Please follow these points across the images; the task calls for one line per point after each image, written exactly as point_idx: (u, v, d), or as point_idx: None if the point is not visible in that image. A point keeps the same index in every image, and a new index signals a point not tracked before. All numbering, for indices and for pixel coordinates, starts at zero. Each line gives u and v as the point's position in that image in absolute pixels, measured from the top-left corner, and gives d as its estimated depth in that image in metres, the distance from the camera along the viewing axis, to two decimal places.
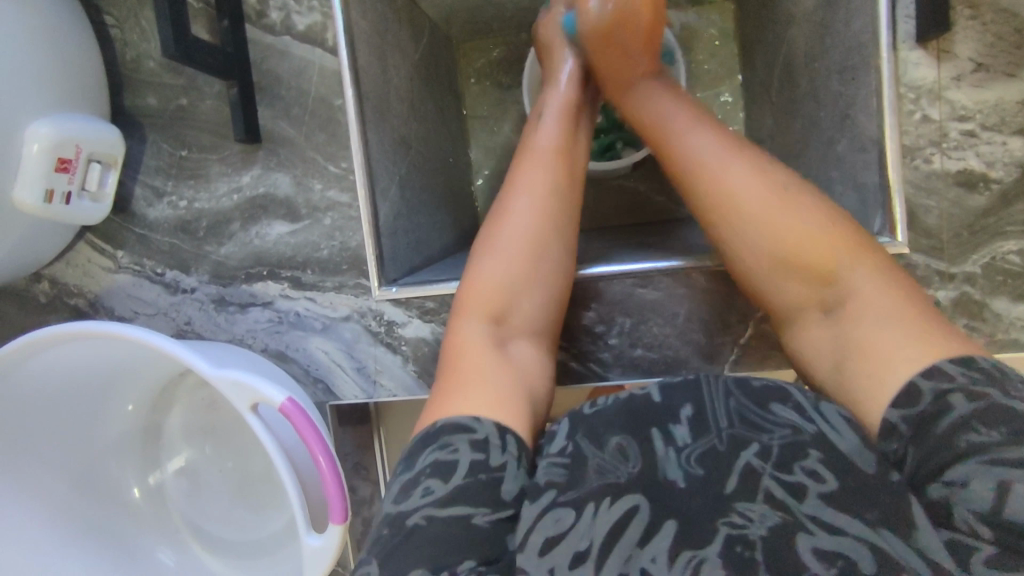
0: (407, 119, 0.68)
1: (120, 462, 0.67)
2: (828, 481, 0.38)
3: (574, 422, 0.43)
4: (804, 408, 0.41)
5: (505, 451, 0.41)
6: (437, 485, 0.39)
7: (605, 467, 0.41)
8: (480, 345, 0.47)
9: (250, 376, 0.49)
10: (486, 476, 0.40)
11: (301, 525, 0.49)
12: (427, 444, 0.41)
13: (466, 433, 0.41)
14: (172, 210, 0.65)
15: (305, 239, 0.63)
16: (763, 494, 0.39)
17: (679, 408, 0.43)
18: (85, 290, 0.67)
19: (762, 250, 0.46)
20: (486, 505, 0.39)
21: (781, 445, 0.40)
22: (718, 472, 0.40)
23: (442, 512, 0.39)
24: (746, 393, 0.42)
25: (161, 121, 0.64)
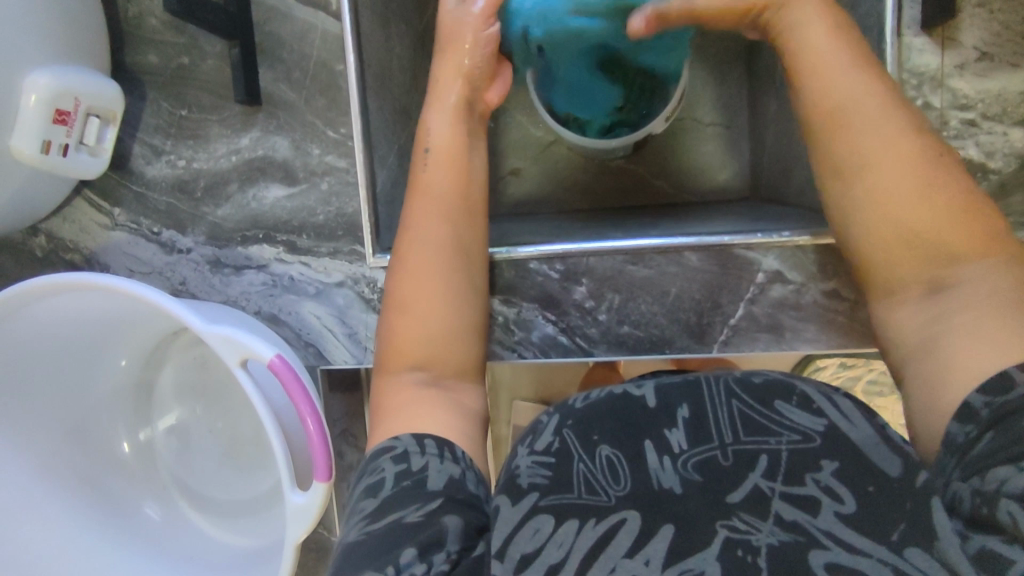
0: (409, 89, 0.68)
1: (111, 417, 0.67)
2: (846, 500, 0.35)
3: (563, 420, 0.43)
4: (810, 401, 0.40)
5: (422, 454, 0.42)
6: (369, 503, 0.40)
7: (592, 480, 0.40)
8: (404, 387, 0.48)
9: (241, 332, 0.49)
10: (411, 481, 0.40)
11: (286, 481, 0.49)
12: (361, 472, 0.43)
13: (386, 453, 0.43)
14: (170, 169, 0.65)
15: (301, 204, 0.63)
16: (772, 517, 0.36)
17: (676, 409, 0.42)
18: (81, 246, 0.68)
19: (876, 201, 0.43)
20: (415, 502, 0.39)
21: (789, 452, 0.38)
22: (722, 484, 0.38)
23: (376, 524, 0.39)
24: (748, 392, 0.41)
25: (161, 80, 0.64)
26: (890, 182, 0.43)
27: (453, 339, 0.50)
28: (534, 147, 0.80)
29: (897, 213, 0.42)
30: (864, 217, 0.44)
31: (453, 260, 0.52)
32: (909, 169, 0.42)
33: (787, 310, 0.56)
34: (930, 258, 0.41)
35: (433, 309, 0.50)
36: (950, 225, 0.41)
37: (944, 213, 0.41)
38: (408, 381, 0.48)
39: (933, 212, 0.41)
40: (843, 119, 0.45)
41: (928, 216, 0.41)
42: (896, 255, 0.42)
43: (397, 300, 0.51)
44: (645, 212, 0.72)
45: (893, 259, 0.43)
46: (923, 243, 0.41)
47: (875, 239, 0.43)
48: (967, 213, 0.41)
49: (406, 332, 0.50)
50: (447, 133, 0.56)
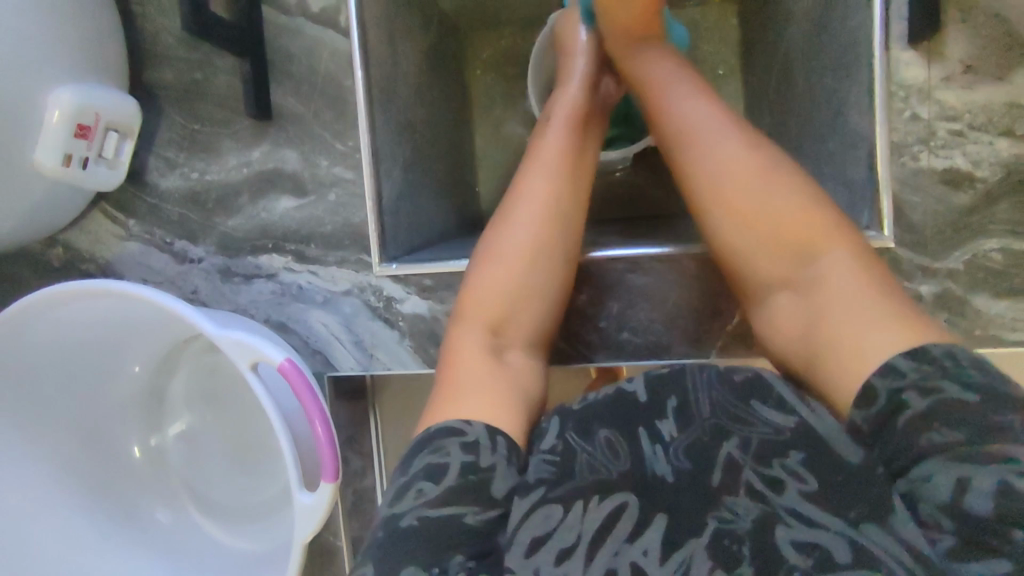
0: (414, 104, 0.71)
1: (123, 423, 0.69)
2: (811, 480, 0.38)
3: (563, 422, 0.44)
4: (785, 402, 0.41)
5: (494, 453, 0.40)
6: (429, 488, 0.39)
7: (595, 463, 0.42)
8: (476, 354, 0.47)
9: (252, 337, 0.51)
10: (477, 477, 0.39)
11: (293, 482, 0.50)
12: (418, 450, 0.41)
13: (456, 437, 0.41)
14: (183, 182, 0.67)
15: (310, 214, 0.65)
16: (742, 486, 0.39)
17: (665, 401, 0.44)
18: (96, 256, 0.70)
19: (739, 227, 0.47)
20: (474, 505, 0.39)
21: (760, 441, 0.40)
22: (705, 462, 0.41)
23: (433, 512, 0.38)
24: (726, 386, 0.43)
25: (176, 96, 0.67)
26: (747, 203, 0.46)
27: (528, 310, 0.50)
28: None
29: (769, 221, 0.45)
30: (741, 240, 0.47)
31: (562, 233, 0.52)
32: (751, 171, 0.46)
33: None
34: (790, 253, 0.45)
35: (515, 277, 0.50)
36: (807, 223, 0.44)
37: (802, 209, 0.45)
38: (477, 342, 0.48)
39: (792, 219, 0.44)
40: (691, 150, 0.49)
41: (787, 215, 0.45)
42: (761, 258, 0.46)
43: (484, 257, 0.51)
44: (644, 223, 0.74)
45: (767, 267, 0.46)
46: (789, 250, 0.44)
47: (746, 252, 0.47)
48: (818, 213, 0.45)
49: (480, 292, 0.50)
50: (563, 127, 0.56)
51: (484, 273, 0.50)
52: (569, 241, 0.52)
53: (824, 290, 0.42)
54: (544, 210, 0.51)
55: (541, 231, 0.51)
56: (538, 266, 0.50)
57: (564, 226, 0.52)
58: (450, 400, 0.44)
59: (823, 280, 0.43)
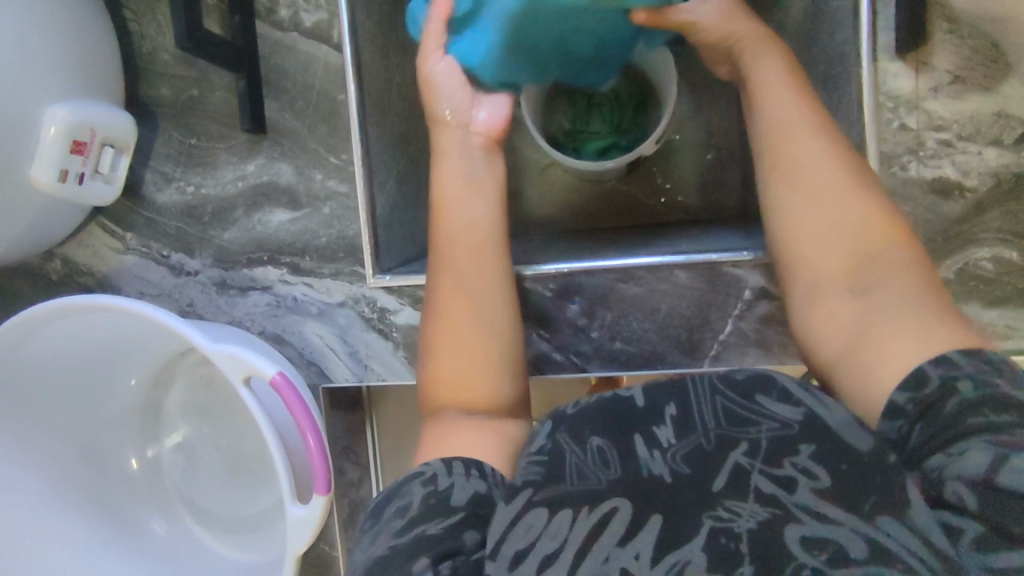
0: (408, 117, 0.71)
1: (119, 435, 0.69)
2: (820, 476, 0.37)
3: (556, 424, 0.44)
4: (790, 394, 0.41)
5: (450, 474, 0.42)
6: (395, 522, 0.40)
7: (584, 469, 0.41)
8: (447, 420, 0.48)
9: (244, 350, 0.51)
10: (437, 499, 0.40)
11: (286, 495, 0.51)
12: (383, 497, 0.43)
13: (415, 476, 0.42)
14: (179, 195, 0.68)
15: (305, 226, 0.65)
16: (752, 491, 0.38)
17: (662, 407, 0.43)
18: (94, 270, 0.70)
19: (799, 228, 0.45)
20: (439, 515, 0.39)
21: (768, 439, 0.40)
22: (706, 471, 0.40)
23: (402, 538, 0.39)
24: (730, 388, 0.43)
25: (173, 111, 0.68)
26: (815, 191, 0.45)
27: (495, 360, 0.50)
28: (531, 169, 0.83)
29: (835, 224, 0.44)
30: (790, 233, 0.46)
31: (490, 286, 0.54)
32: (834, 172, 0.45)
33: (774, 325, 0.57)
34: (847, 257, 0.43)
35: (459, 338, 0.51)
36: (864, 236, 0.43)
37: (870, 222, 0.43)
38: (442, 400, 0.49)
39: (860, 221, 0.43)
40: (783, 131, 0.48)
41: (854, 220, 0.43)
42: (814, 252, 0.44)
43: (432, 316, 0.53)
44: (636, 232, 0.75)
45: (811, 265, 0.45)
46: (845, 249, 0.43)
47: (811, 245, 0.45)
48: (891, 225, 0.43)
49: (441, 347, 0.51)
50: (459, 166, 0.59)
51: (444, 320, 0.52)
52: (503, 292, 0.54)
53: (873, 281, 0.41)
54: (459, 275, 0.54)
55: (466, 289, 0.53)
56: (489, 322, 0.52)
57: (491, 278, 0.54)
58: (420, 459, 0.46)
59: (875, 284, 0.41)
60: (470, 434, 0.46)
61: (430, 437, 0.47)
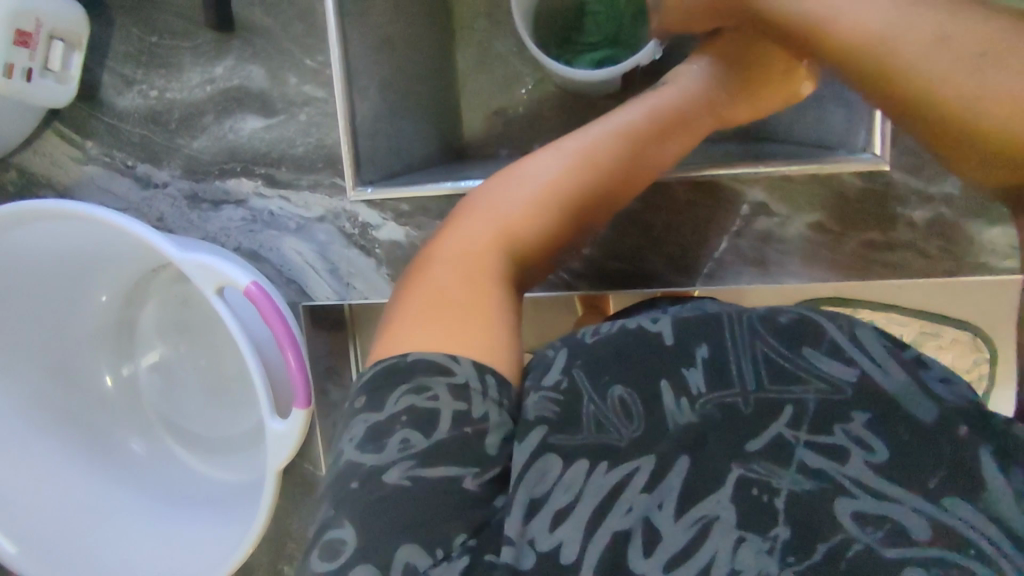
0: (391, 18, 0.66)
1: (93, 354, 0.67)
2: (875, 449, 0.34)
3: (571, 357, 0.39)
4: (841, 351, 0.38)
5: (484, 396, 0.36)
6: (416, 439, 0.35)
7: (603, 419, 0.37)
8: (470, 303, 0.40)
9: (214, 258, 0.47)
10: (472, 430, 0.35)
11: (265, 409, 0.49)
12: (398, 383, 0.37)
13: (443, 376, 0.36)
14: (142, 99, 0.63)
15: (280, 134, 0.61)
16: (795, 465, 0.35)
17: (694, 349, 0.39)
18: (53, 181, 0.66)
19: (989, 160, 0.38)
20: (473, 465, 0.34)
21: (816, 403, 0.36)
22: (741, 424, 0.36)
23: (424, 470, 0.34)
24: (772, 332, 0.39)
25: (129, 3, 0.61)
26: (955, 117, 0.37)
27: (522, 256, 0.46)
28: (522, 88, 0.81)
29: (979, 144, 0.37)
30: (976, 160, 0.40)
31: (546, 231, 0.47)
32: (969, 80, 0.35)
33: (772, 244, 0.56)
34: None
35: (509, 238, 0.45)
36: None
37: None
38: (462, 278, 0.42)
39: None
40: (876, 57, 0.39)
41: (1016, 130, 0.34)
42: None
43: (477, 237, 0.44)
44: None
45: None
46: (914, 94, 0.39)
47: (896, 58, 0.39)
48: None
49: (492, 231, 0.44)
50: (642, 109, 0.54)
51: (495, 206, 0.45)
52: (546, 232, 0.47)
53: (957, 79, 0.35)
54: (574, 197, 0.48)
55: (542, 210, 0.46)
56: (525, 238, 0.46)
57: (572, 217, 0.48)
58: (415, 328, 0.39)
59: None
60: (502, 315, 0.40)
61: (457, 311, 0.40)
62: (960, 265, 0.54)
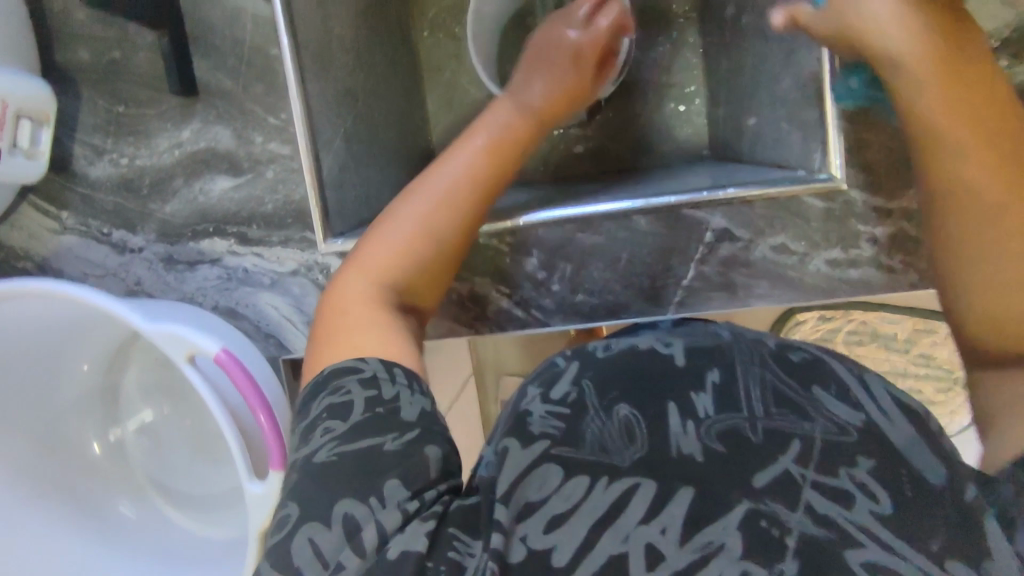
0: (353, 69, 0.68)
1: (77, 422, 0.67)
2: (882, 501, 0.34)
3: (581, 371, 0.43)
4: (847, 391, 0.39)
5: (393, 383, 0.41)
6: (335, 425, 0.39)
7: (605, 437, 0.37)
8: (364, 313, 0.46)
9: (184, 328, 0.49)
10: (384, 409, 0.39)
11: (243, 473, 0.49)
12: (320, 395, 0.41)
13: (353, 373, 0.41)
14: (113, 168, 0.64)
15: (249, 193, 0.62)
16: (802, 505, 0.34)
17: (705, 374, 0.41)
18: (31, 253, 0.67)
19: (979, 295, 0.42)
20: (391, 431, 0.38)
21: (823, 435, 0.36)
22: (743, 450, 0.36)
23: (350, 447, 0.37)
24: (786, 370, 0.41)
25: (95, 76, 0.63)
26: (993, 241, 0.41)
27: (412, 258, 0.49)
28: None
29: (1004, 287, 0.41)
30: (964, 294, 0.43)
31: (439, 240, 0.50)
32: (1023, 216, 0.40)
33: (738, 268, 0.56)
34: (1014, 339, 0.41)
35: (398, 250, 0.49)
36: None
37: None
38: (357, 287, 0.48)
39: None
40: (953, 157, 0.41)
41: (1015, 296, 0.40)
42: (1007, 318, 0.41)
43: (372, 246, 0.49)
44: (599, 179, 0.73)
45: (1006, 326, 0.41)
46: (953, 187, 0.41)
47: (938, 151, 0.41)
48: None
49: (381, 243, 0.49)
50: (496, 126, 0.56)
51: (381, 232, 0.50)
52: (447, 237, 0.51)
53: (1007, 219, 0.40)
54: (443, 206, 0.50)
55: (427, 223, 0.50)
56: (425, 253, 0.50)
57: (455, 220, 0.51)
58: (338, 346, 0.44)
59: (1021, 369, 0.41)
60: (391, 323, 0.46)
61: (352, 323, 0.46)
62: (926, 277, 0.54)
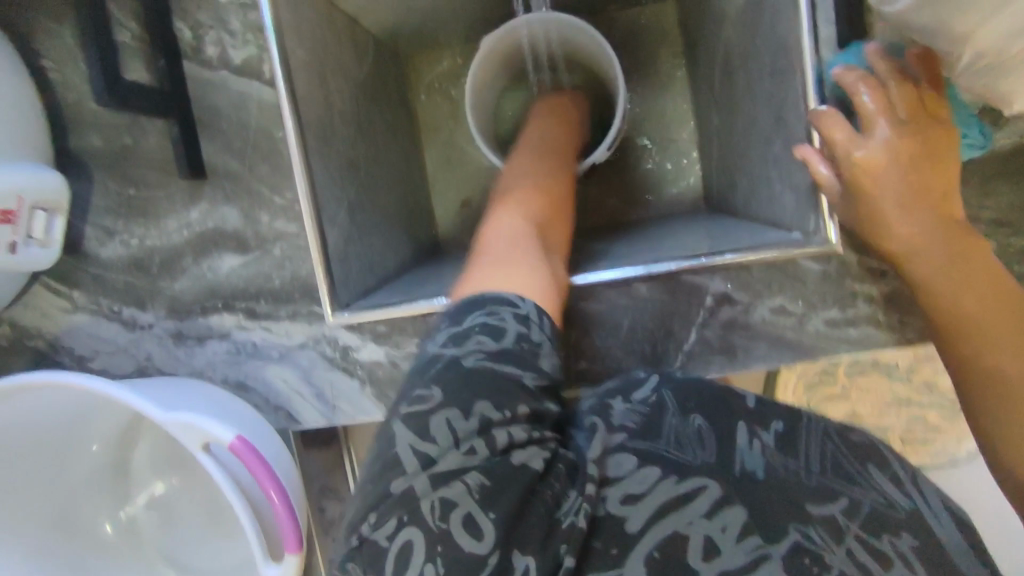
0: (355, 142, 0.70)
1: (89, 500, 0.68)
2: (917, 570, 0.38)
3: (661, 383, 0.47)
4: (900, 479, 0.44)
5: (542, 330, 0.40)
6: (488, 342, 0.38)
7: (680, 437, 0.42)
8: (495, 265, 0.45)
9: (198, 417, 0.49)
10: (529, 347, 0.39)
11: (258, 557, 0.50)
12: (476, 307, 0.40)
13: (511, 307, 0.40)
14: (124, 248, 0.66)
15: (257, 270, 0.64)
16: (844, 547, 0.38)
17: (771, 421, 0.45)
18: (43, 332, 0.68)
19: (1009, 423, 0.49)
20: (532, 369, 0.38)
21: (873, 507, 0.41)
22: (798, 484, 0.41)
23: (495, 364, 0.37)
24: (841, 442, 0.45)
25: (106, 161, 0.65)
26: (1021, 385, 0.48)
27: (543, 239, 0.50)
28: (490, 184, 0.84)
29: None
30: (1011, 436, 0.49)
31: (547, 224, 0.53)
32: None
33: (738, 331, 0.57)
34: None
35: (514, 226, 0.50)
36: None
37: None
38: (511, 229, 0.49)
39: None
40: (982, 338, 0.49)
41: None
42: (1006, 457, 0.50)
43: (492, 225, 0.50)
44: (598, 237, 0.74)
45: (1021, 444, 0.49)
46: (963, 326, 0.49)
47: (988, 345, 0.48)
48: None
49: (497, 230, 0.50)
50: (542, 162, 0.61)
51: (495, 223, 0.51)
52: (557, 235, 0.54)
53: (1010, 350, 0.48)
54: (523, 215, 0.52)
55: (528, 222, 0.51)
56: (523, 230, 0.50)
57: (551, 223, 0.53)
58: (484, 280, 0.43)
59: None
60: (531, 259, 0.46)
61: (502, 258, 0.45)
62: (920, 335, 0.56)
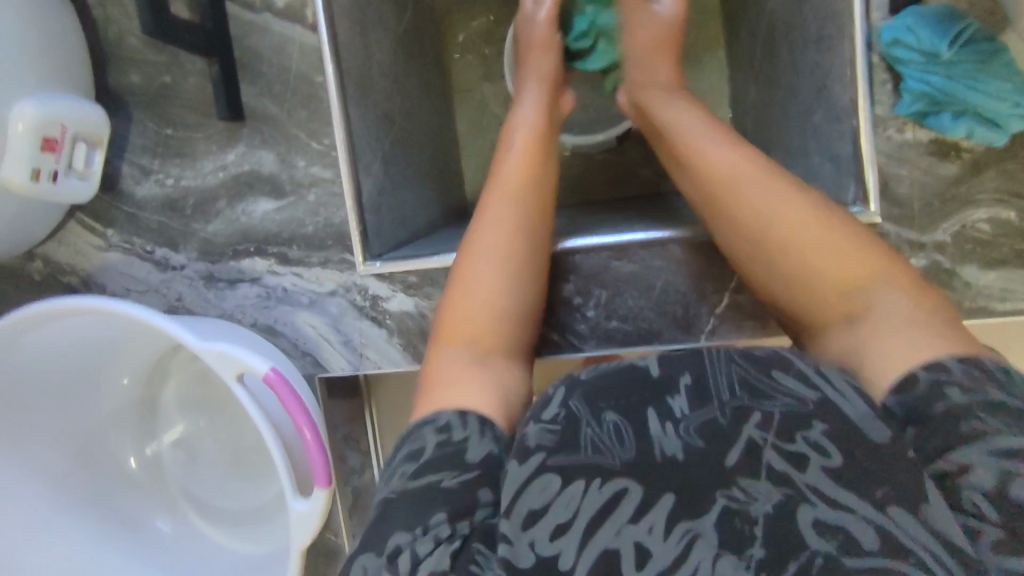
0: (391, 95, 0.70)
1: (117, 435, 0.69)
2: (832, 454, 0.38)
3: (569, 390, 0.43)
4: (807, 375, 0.41)
5: (465, 428, 0.42)
6: (409, 466, 0.41)
7: (599, 441, 0.40)
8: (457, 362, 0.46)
9: (235, 348, 0.50)
10: (453, 447, 0.41)
11: (288, 490, 0.50)
12: (411, 434, 0.43)
13: (431, 426, 0.43)
14: (159, 188, 0.66)
15: (291, 215, 0.64)
16: (764, 469, 0.39)
17: (678, 379, 0.42)
18: (77, 268, 0.69)
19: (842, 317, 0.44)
20: (450, 471, 0.40)
21: (782, 413, 0.40)
22: (720, 442, 0.40)
23: (414, 484, 0.40)
24: (748, 361, 0.42)
25: (146, 101, 0.65)
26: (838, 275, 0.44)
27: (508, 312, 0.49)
28: None
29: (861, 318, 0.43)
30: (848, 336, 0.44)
31: (533, 237, 0.52)
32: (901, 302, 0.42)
33: None
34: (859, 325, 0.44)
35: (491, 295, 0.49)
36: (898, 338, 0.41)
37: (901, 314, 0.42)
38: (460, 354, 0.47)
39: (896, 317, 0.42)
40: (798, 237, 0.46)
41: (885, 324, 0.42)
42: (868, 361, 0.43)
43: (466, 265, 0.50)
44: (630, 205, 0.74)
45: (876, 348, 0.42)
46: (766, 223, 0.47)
47: (791, 244, 0.46)
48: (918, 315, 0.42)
49: (471, 291, 0.49)
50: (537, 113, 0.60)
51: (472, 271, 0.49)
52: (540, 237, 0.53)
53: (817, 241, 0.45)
54: (513, 225, 0.51)
55: (507, 240, 0.51)
56: (513, 258, 0.50)
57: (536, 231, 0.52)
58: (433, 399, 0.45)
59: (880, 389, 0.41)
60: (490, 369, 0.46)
61: (444, 375, 0.46)
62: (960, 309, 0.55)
